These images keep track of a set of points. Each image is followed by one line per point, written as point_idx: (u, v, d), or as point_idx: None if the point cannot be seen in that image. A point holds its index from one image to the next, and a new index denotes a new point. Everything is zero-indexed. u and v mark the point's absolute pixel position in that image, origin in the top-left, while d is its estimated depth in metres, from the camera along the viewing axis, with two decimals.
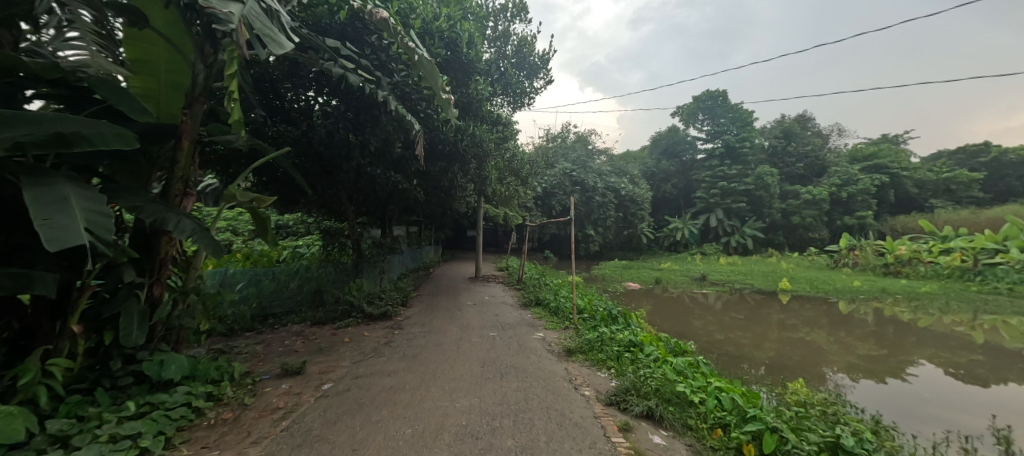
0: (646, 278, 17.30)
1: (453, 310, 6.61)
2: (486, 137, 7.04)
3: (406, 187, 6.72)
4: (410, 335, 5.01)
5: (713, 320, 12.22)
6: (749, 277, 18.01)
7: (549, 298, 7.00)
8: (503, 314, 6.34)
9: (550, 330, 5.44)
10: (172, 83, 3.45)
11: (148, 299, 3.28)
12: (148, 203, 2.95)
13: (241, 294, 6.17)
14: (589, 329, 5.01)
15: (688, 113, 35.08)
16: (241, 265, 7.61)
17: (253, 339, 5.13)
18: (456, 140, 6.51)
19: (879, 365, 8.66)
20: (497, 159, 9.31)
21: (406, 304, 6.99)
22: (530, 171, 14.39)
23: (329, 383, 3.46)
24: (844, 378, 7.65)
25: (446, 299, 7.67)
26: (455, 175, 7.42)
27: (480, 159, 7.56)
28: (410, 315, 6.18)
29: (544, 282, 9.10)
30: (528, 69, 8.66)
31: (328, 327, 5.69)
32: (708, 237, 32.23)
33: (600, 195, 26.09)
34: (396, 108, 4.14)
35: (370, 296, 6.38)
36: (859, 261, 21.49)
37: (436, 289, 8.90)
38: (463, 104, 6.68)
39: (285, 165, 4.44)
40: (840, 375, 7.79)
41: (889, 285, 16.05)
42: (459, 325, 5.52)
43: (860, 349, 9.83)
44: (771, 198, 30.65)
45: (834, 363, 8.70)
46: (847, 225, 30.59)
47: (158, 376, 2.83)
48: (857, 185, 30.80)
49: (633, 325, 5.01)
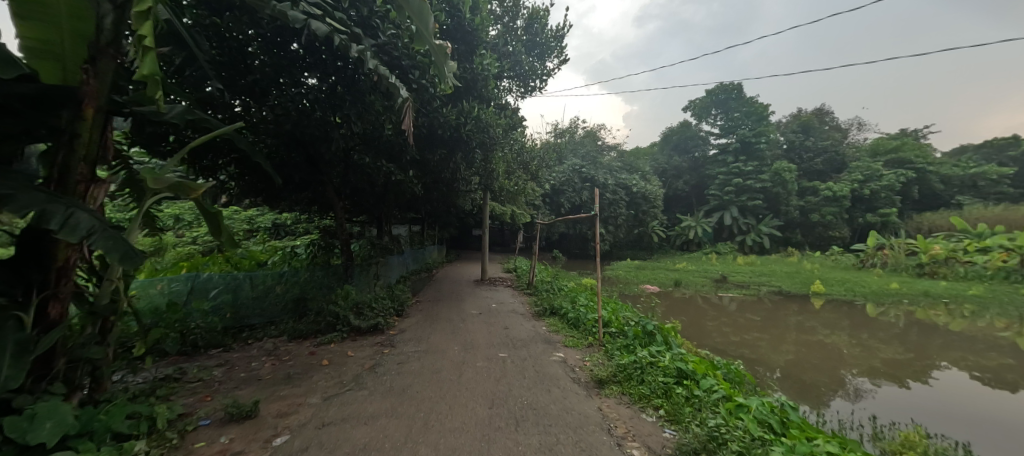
0: (661, 279, 16.29)
1: (456, 321, 5.68)
2: (492, 121, 6.10)
3: (401, 180, 5.82)
4: (401, 356, 4.12)
5: (727, 322, 11.31)
6: (771, 279, 16.91)
7: (566, 307, 6.05)
8: (514, 327, 5.43)
9: (571, 349, 4.52)
10: (76, 34, 2.51)
11: (38, 324, 2.43)
12: (15, 192, 2.06)
13: (212, 304, 5.34)
14: (621, 352, 4.06)
15: (701, 108, 33.84)
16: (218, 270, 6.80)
17: (217, 360, 4.30)
18: (458, 125, 5.59)
19: (901, 368, 7.75)
20: (505, 150, 8.38)
21: (401, 314, 6.09)
22: (539, 165, 13.48)
23: (284, 435, 2.55)
24: (866, 382, 6.85)
25: (448, 306, 6.82)
26: (459, 168, 6.50)
27: (486, 148, 6.61)
28: (407, 328, 5.29)
29: (558, 286, 8.14)
30: (540, 47, 7.66)
31: (308, 343, 4.84)
32: (721, 235, 31.07)
33: (611, 192, 25.07)
34: (376, 67, 3.10)
35: (359, 306, 5.48)
36: (890, 261, 20.17)
37: (437, 295, 7.99)
38: (465, 82, 5.69)
39: (250, 152, 3.63)
40: (861, 378, 7.00)
41: (928, 288, 14.80)
42: (462, 341, 4.63)
43: (881, 352, 8.82)
44: (788, 195, 29.37)
45: (854, 365, 7.84)
46: (869, 222, 29.16)
47: (22, 441, 1.86)
48: (881, 181, 29.34)
49: (676, 347, 4.05)
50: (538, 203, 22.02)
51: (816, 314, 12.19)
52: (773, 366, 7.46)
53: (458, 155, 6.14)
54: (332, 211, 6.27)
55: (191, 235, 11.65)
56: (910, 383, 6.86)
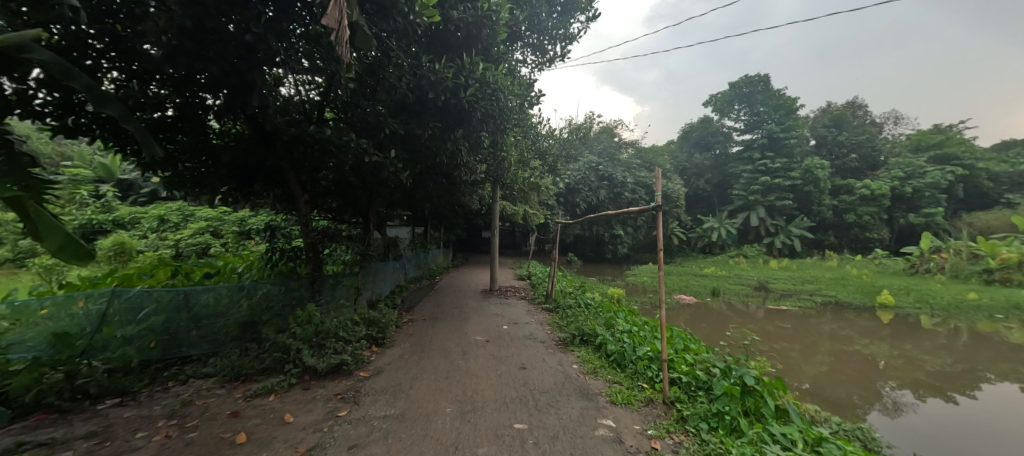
0: (692, 287, 14.47)
1: (454, 356, 4.15)
2: (502, 85, 4.58)
3: (379, 163, 4.23)
4: (358, 431, 2.58)
5: (757, 330, 9.78)
6: (818, 286, 14.90)
7: (602, 335, 4.49)
8: (533, 368, 3.86)
9: (623, 415, 2.91)
10: None
11: None
12: None
13: (125, 332, 3.87)
14: (718, 436, 2.43)
15: (723, 103, 31.92)
16: (154, 283, 5.31)
17: (93, 427, 2.86)
18: (455, 87, 4.11)
19: (950, 382, 6.77)
20: (516, 134, 6.86)
21: (382, 344, 4.55)
22: (553, 158, 11.97)
23: None
24: (962, 418, 5.28)
25: (445, 330, 5.30)
26: (460, 149, 4.98)
27: (494, 123, 5.11)
28: (387, 368, 3.79)
29: (585, 301, 6.50)
30: (563, 3, 6.11)
31: (236, 395, 3.32)
32: (747, 237, 28.86)
33: (630, 190, 23.24)
34: None
35: (322, 335, 3.97)
36: (947, 266, 17.91)
37: (435, 312, 6.50)
38: (466, 29, 4.22)
39: (102, 102, 2.27)
40: (900, 390, 6.23)
41: (1009, 298, 12.62)
42: (457, 398, 3.07)
43: (979, 379, 6.97)
44: (820, 193, 27.15)
45: (937, 394, 6.23)
46: (911, 223, 26.70)
47: None
48: (925, 177, 26.81)
49: (813, 432, 2.39)
50: (550, 203, 20.45)
51: (876, 327, 10.37)
52: (804, 379, 6.46)
53: (458, 132, 4.64)
54: (297, 207, 4.86)
55: (173, 239, 10.55)
56: (958, 396, 6.09)
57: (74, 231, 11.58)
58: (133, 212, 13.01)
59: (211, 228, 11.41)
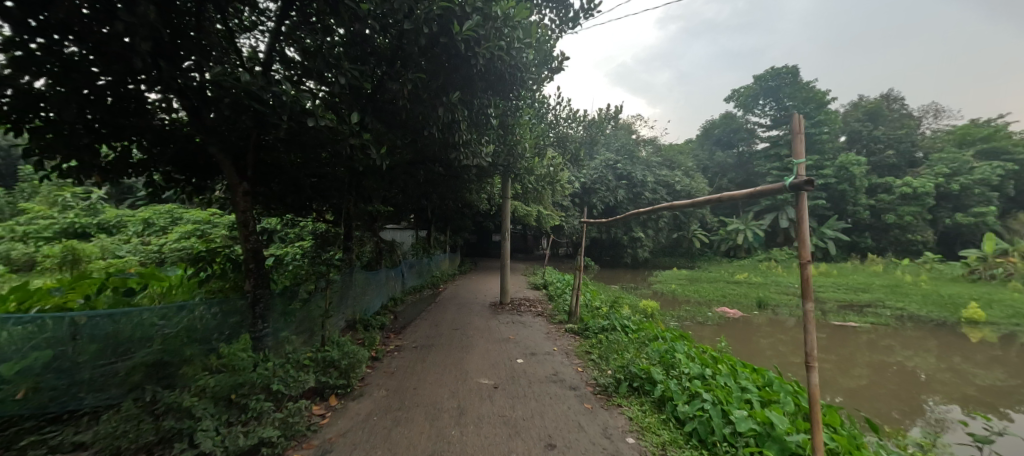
0: (731, 297, 12.69)
1: (443, 419, 2.77)
2: (514, 25, 3.26)
3: (339, 133, 2.87)
4: None
5: (789, 341, 8.20)
6: (876, 296, 12.87)
7: (665, 385, 3.04)
8: (566, 446, 2.43)
9: None
10: None
11: None
12: None
13: None
14: None
15: (748, 98, 30.05)
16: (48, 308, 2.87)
17: None
18: (446, 16, 2.86)
19: (1003, 399, 5.33)
20: (530, 110, 5.53)
21: (340, 395, 3.17)
22: (569, 151, 10.62)
23: None
24: None
25: (439, 366, 3.94)
26: (458, 121, 3.67)
27: (500, 84, 3.80)
28: (341, 446, 2.42)
29: (622, 323, 5.06)
30: None
31: None
32: (776, 240, 26.78)
33: (650, 190, 21.60)
34: None
35: (244, 389, 2.59)
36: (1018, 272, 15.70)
37: (431, 336, 5.15)
38: None
39: None
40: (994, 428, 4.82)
41: None
42: None
43: None
44: (856, 191, 24.79)
45: None
46: (959, 223, 24.28)
47: None
48: (974, 174, 24.35)
49: None
50: (565, 203, 18.94)
51: (938, 341, 8.77)
52: (848, 398, 5.12)
53: (452, 93, 3.33)
54: (235, 201, 3.55)
55: (155, 243, 9.55)
56: (1014, 414, 4.77)
57: (52, 235, 10.65)
58: (120, 215, 12.05)
59: (197, 230, 10.34)
